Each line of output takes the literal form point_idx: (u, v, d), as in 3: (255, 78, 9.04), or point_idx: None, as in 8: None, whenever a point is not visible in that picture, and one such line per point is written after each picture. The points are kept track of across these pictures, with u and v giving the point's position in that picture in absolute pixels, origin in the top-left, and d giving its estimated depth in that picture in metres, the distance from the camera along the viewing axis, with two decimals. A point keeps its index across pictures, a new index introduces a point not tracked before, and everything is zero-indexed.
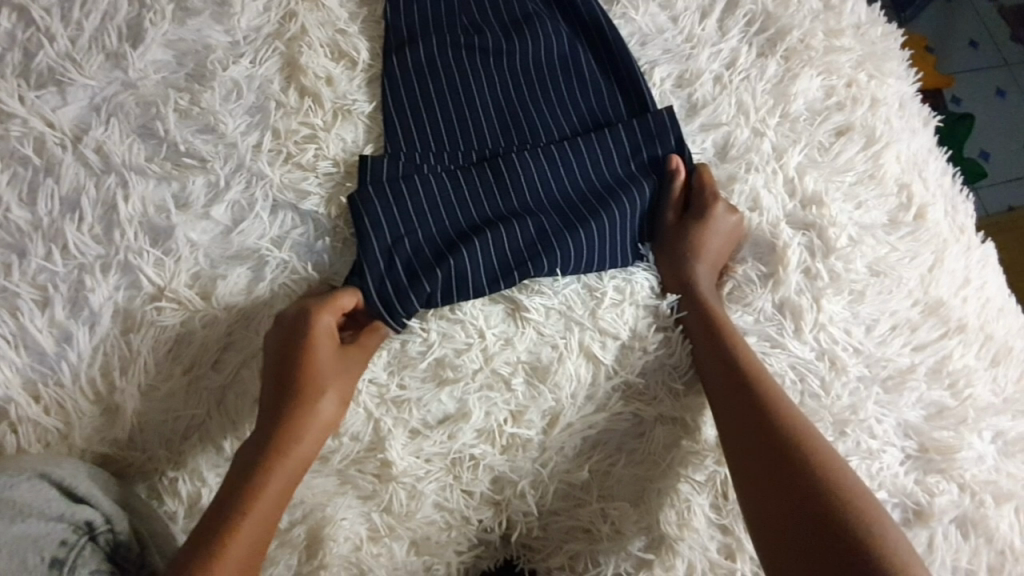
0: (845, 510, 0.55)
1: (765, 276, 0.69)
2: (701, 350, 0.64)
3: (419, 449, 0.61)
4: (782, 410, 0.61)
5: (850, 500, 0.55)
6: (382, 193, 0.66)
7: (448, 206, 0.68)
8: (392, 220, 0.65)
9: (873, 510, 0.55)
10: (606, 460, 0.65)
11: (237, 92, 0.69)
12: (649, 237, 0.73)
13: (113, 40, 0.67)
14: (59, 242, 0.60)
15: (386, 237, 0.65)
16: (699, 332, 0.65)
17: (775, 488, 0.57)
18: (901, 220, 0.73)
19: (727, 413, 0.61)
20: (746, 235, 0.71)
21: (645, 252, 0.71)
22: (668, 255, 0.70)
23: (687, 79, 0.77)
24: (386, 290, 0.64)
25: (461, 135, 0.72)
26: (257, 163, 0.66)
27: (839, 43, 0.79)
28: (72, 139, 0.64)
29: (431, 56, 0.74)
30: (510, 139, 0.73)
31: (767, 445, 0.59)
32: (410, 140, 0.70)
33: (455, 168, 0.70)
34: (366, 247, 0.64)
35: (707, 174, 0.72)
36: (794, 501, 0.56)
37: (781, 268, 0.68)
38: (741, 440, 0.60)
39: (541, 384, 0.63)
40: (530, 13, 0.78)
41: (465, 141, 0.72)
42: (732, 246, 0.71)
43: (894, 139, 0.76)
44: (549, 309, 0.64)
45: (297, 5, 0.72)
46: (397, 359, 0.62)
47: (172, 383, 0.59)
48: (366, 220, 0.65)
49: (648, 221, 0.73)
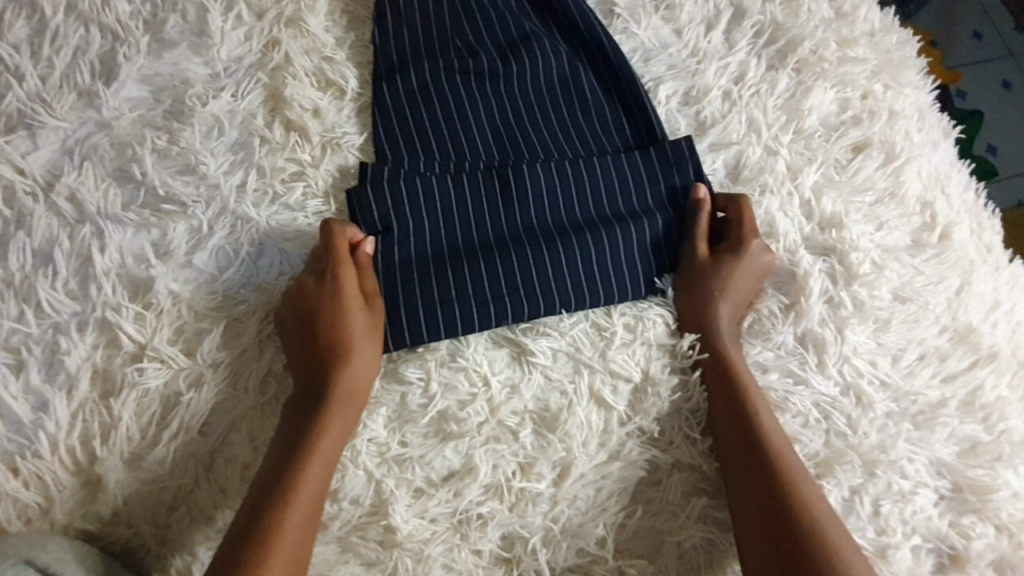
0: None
1: (786, 307, 0.65)
2: (715, 398, 0.61)
3: (424, 510, 0.57)
4: (793, 467, 0.58)
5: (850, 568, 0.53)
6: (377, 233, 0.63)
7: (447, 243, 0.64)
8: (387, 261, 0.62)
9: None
10: (621, 512, 0.60)
11: (218, 128, 0.65)
12: (669, 267, 0.67)
13: (85, 77, 0.64)
14: (31, 301, 0.57)
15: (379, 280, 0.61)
16: (717, 379, 0.61)
17: (777, 545, 0.55)
18: (925, 241, 0.69)
19: (734, 456, 0.59)
20: None
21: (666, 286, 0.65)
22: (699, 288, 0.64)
23: (694, 96, 0.72)
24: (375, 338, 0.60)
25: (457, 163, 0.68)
26: (242, 206, 0.62)
27: (852, 52, 0.75)
28: (44, 188, 0.60)
29: (423, 82, 0.70)
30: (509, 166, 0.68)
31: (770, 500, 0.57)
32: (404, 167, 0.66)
33: (453, 195, 0.65)
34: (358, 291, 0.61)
35: (746, 207, 0.67)
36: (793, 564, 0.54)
37: (801, 298, 0.64)
38: (745, 490, 0.58)
39: (550, 434, 0.59)
40: (529, 33, 0.74)
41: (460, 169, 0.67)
42: (760, 282, 0.65)
43: (914, 154, 0.72)
44: (556, 352, 0.61)
45: (280, 32, 0.68)
46: (397, 415, 0.58)
47: (158, 450, 0.55)
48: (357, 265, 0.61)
49: (667, 247, 0.67)
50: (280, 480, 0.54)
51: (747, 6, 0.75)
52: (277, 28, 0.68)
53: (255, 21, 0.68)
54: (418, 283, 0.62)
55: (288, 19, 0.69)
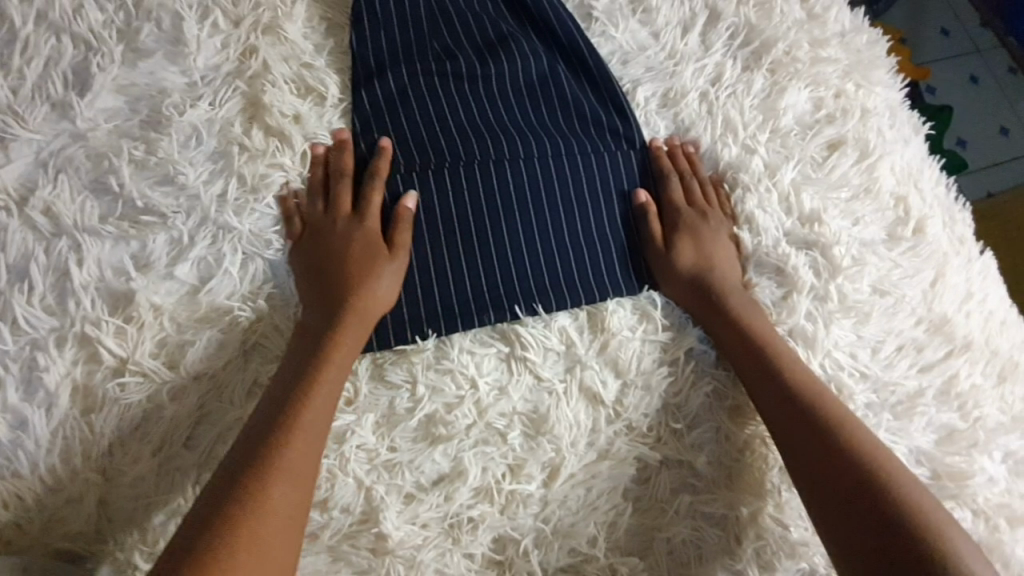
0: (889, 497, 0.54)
1: (780, 301, 0.66)
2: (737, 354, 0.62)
3: (415, 516, 0.57)
4: (841, 414, 0.59)
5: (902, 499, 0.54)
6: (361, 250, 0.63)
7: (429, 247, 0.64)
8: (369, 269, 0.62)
9: (951, 527, 0.53)
10: (613, 510, 0.61)
11: (196, 137, 0.64)
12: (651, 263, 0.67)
13: (58, 88, 0.63)
14: (7, 317, 0.56)
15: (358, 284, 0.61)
16: (717, 323, 0.64)
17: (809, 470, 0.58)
18: (901, 235, 0.70)
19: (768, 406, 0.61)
20: (749, 258, 0.68)
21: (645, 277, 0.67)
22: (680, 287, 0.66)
23: (671, 98, 0.73)
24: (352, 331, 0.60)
25: (435, 160, 0.66)
26: (223, 215, 0.62)
27: (824, 53, 0.76)
28: (18, 202, 0.59)
29: (402, 85, 0.70)
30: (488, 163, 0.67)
31: (807, 428, 0.59)
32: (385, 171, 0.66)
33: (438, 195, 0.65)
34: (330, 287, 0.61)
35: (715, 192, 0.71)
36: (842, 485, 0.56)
37: (794, 293, 0.66)
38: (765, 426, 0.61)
39: (539, 435, 0.59)
40: (507, 36, 0.74)
41: (438, 166, 0.66)
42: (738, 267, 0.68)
43: (887, 150, 0.74)
44: (547, 350, 0.61)
45: (257, 40, 0.67)
46: (386, 420, 0.58)
47: (140, 466, 0.55)
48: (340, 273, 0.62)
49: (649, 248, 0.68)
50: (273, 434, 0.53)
51: (722, 8, 0.77)
52: (254, 36, 0.67)
53: (232, 29, 0.67)
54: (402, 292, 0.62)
55: (265, 26, 0.68)
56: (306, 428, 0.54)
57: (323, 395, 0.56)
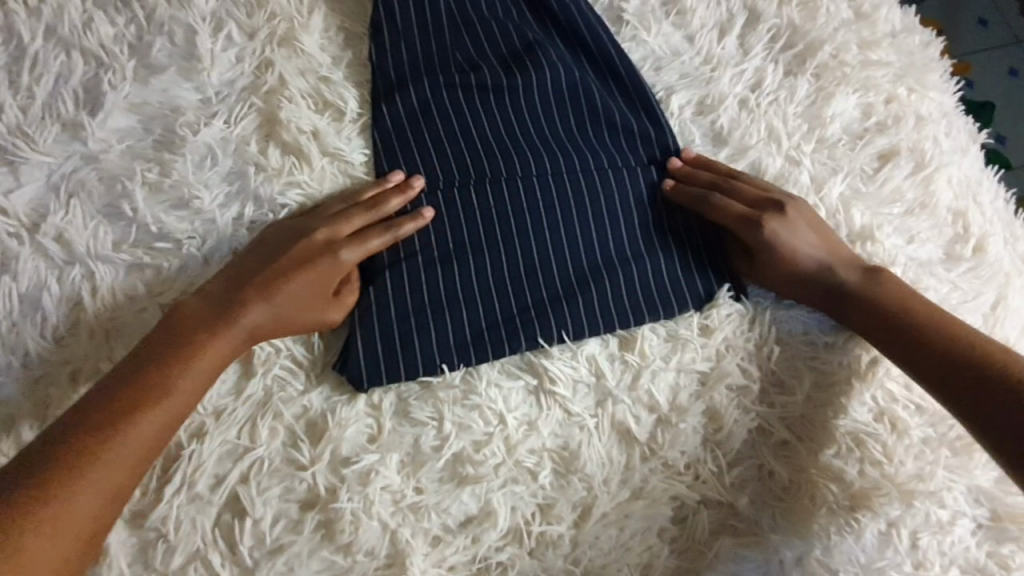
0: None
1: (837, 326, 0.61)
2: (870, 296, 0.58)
3: (442, 559, 0.55)
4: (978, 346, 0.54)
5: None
6: (392, 282, 0.59)
7: (458, 268, 0.59)
8: (400, 304, 0.58)
9: None
10: (649, 552, 0.58)
11: (211, 157, 0.61)
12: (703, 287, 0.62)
13: (69, 107, 0.60)
14: (20, 350, 0.54)
15: (389, 319, 0.58)
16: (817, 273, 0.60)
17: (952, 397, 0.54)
18: (959, 254, 0.66)
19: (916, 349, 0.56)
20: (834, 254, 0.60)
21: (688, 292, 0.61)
22: (723, 309, 0.61)
23: (709, 105, 0.68)
24: (388, 360, 0.57)
25: (458, 178, 0.63)
26: (239, 241, 0.60)
27: (875, 55, 0.71)
28: (30, 228, 0.57)
29: (424, 99, 0.66)
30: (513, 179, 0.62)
31: (933, 358, 0.55)
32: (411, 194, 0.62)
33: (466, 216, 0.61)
34: (380, 311, 0.58)
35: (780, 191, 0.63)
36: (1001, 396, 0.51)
37: None
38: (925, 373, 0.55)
39: (570, 474, 0.57)
40: (533, 42, 0.69)
41: (461, 184, 0.62)
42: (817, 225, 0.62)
43: (944, 162, 0.68)
44: (576, 383, 0.58)
45: (273, 52, 0.64)
46: (411, 459, 0.55)
47: (159, 508, 0.52)
48: (372, 309, 0.58)
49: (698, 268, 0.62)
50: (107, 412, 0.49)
51: (762, 9, 0.71)
52: (269, 48, 0.64)
53: (247, 41, 0.64)
54: (429, 319, 0.58)
55: (281, 38, 0.65)
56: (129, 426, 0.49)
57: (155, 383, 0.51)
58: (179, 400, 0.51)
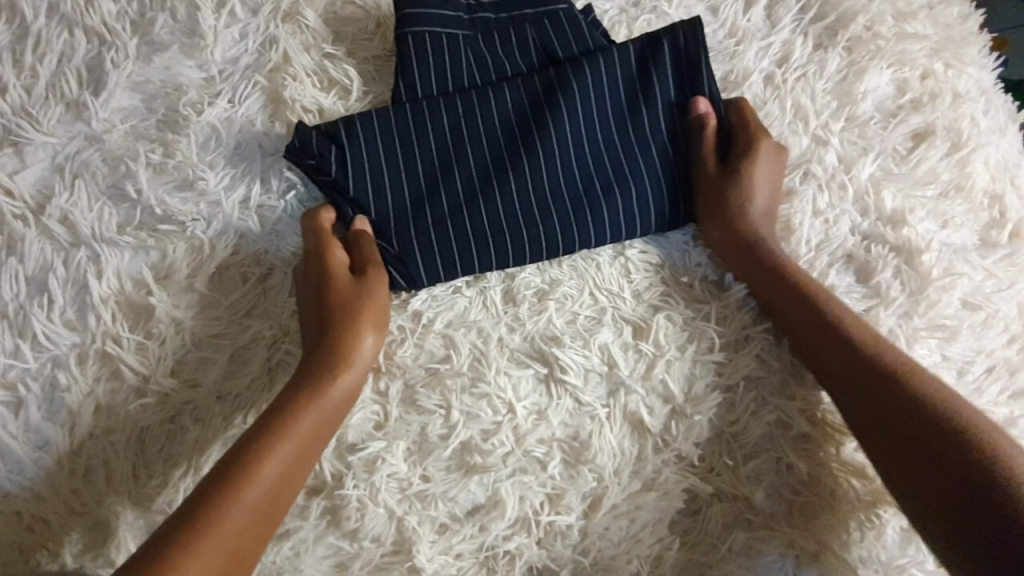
0: (940, 412, 0.49)
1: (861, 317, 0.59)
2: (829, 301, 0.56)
3: (449, 546, 0.54)
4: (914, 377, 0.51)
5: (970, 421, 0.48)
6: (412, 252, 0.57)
7: (476, 258, 0.58)
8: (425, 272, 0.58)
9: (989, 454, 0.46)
10: (659, 544, 0.56)
11: (215, 137, 0.60)
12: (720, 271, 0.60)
13: (72, 86, 0.59)
14: (27, 334, 0.54)
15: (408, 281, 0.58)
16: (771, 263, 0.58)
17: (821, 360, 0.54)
18: (995, 240, 0.63)
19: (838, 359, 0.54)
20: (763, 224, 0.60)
21: (705, 273, 0.60)
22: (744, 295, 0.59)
23: (733, 82, 0.65)
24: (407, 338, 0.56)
25: (463, 157, 0.59)
26: (245, 223, 0.58)
27: (910, 28, 0.66)
28: (35, 210, 0.57)
29: (427, 64, 0.60)
30: (521, 161, 0.59)
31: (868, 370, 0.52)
32: (431, 179, 0.59)
33: (484, 210, 0.58)
34: (407, 278, 0.57)
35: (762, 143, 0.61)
36: (874, 395, 0.51)
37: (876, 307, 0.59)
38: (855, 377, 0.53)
39: (580, 465, 0.55)
40: (557, 11, 0.61)
41: (465, 163, 0.59)
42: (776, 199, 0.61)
43: (981, 142, 0.64)
44: (588, 372, 0.56)
45: (277, 28, 0.61)
46: (418, 447, 0.54)
47: (167, 492, 0.54)
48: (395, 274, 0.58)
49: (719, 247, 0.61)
50: (235, 469, 0.47)
51: None
52: (273, 24, 0.62)
53: (250, 16, 0.62)
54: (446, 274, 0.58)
55: (286, 14, 0.62)
56: (264, 470, 0.48)
57: (297, 428, 0.50)
58: (303, 445, 0.50)
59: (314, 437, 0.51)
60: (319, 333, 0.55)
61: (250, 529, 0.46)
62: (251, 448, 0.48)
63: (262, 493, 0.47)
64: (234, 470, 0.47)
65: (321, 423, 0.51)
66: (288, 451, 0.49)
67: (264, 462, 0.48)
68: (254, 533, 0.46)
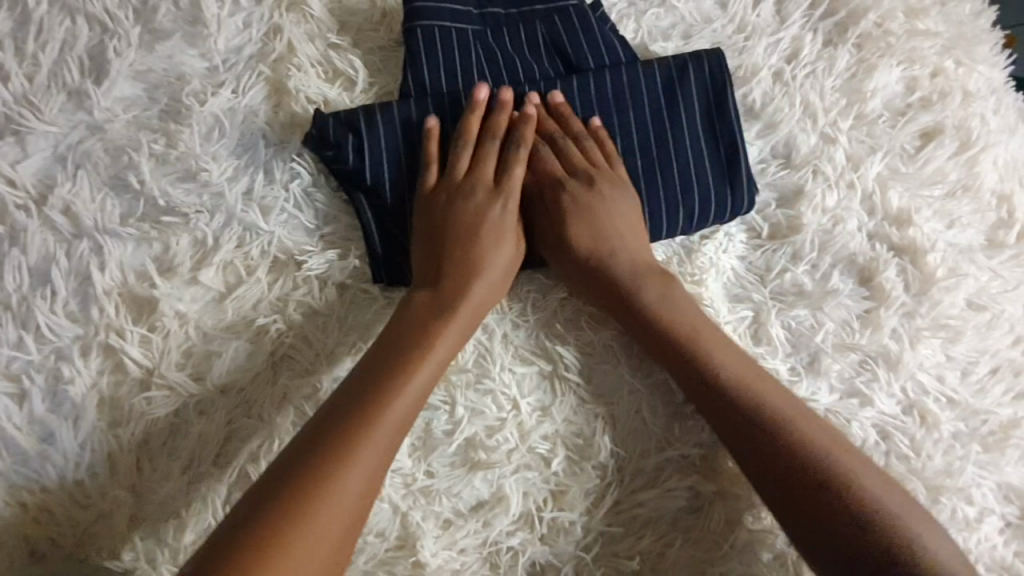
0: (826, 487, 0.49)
1: (864, 317, 0.59)
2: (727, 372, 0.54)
3: (453, 542, 0.54)
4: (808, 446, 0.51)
5: (884, 512, 0.48)
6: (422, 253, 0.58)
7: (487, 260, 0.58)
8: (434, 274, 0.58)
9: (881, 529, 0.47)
10: (660, 541, 0.56)
11: (218, 128, 0.59)
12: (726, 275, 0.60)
13: (73, 75, 0.58)
14: (30, 326, 0.54)
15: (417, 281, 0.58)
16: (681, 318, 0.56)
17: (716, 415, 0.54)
18: (1002, 241, 0.62)
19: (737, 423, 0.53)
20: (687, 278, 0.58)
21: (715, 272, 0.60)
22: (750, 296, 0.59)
23: (742, 76, 0.63)
24: None
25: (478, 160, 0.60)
26: (248, 215, 0.57)
27: (922, 25, 0.65)
28: (37, 201, 0.56)
29: (438, 61, 0.59)
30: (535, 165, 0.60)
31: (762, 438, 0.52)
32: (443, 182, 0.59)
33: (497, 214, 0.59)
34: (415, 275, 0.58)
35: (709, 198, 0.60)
36: (779, 473, 0.50)
37: (881, 308, 0.59)
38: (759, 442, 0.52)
39: (584, 462, 0.55)
40: (567, 7, 0.61)
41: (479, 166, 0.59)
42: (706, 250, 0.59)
43: (991, 142, 0.64)
44: (592, 370, 0.57)
45: (281, 17, 0.60)
46: (422, 444, 0.54)
47: (170, 484, 0.54)
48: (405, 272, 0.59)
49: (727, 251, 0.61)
50: (332, 448, 0.47)
51: None
52: (277, 13, 0.61)
53: (253, 5, 0.61)
54: None
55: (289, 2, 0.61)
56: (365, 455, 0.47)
57: (389, 408, 0.49)
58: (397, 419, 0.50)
59: (402, 418, 0.50)
60: (426, 301, 0.55)
61: (348, 518, 0.45)
62: (343, 427, 0.48)
63: (362, 476, 0.47)
64: (325, 451, 0.47)
65: (411, 403, 0.50)
66: (386, 432, 0.49)
67: (366, 444, 0.48)
68: (353, 522, 0.46)
